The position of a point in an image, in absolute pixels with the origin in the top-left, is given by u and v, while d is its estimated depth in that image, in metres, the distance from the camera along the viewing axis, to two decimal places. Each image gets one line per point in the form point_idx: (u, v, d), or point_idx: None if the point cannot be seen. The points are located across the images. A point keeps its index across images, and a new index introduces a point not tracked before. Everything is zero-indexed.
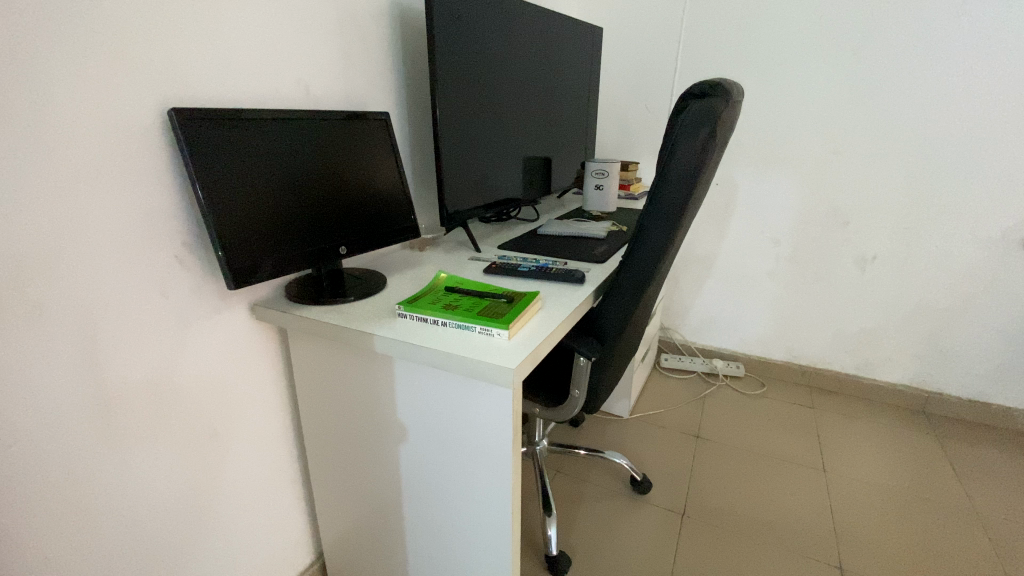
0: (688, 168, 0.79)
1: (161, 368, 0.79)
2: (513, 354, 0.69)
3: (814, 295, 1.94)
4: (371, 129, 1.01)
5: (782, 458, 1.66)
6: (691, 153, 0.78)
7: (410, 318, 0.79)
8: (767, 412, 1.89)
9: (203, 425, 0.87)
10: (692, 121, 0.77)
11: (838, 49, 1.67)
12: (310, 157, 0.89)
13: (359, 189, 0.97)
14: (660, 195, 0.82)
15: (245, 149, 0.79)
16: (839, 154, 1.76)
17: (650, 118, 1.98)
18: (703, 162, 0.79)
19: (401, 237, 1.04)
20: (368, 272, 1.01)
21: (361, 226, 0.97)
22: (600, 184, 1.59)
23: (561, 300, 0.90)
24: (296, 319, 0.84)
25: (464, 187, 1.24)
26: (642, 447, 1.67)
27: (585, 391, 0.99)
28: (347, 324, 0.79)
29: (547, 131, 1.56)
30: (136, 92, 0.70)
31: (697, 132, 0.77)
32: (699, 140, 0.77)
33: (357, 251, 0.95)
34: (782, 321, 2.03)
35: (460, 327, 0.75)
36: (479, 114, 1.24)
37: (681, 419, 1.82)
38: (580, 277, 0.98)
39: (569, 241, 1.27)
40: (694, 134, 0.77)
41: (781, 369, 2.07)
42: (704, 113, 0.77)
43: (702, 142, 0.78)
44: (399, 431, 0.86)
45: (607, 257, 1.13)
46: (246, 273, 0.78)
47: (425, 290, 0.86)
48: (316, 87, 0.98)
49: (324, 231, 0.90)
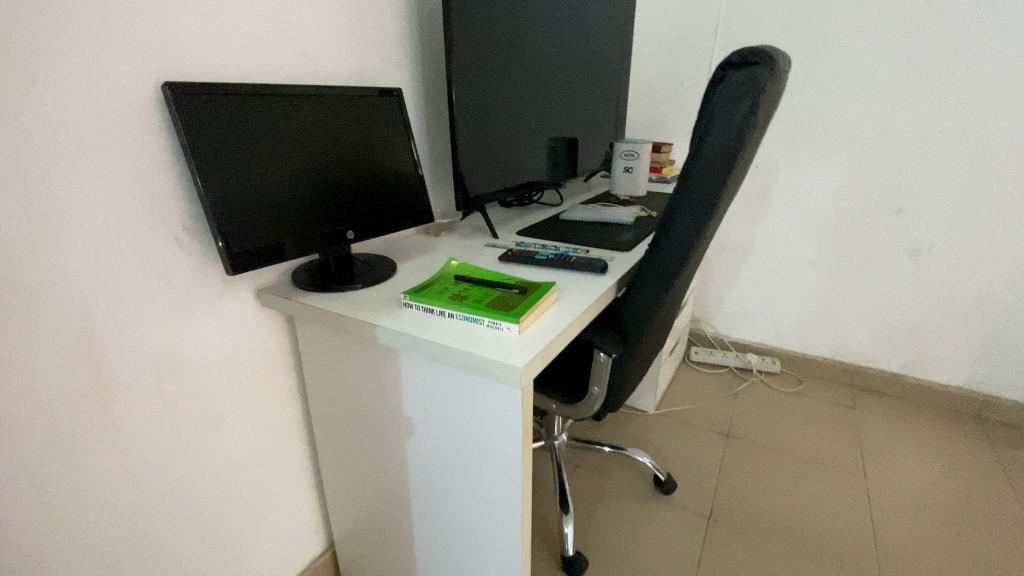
0: (726, 148, 0.71)
1: (161, 355, 0.76)
2: (523, 351, 0.63)
3: (860, 287, 1.81)
4: (383, 107, 0.95)
5: (816, 460, 1.56)
6: (729, 131, 0.70)
7: (416, 308, 0.74)
8: (804, 411, 1.78)
9: (207, 413, 0.85)
10: (732, 95, 0.69)
11: (896, 18, 1.51)
12: (317, 134, 0.84)
13: (371, 170, 0.92)
14: (694, 179, 0.74)
15: (245, 126, 0.75)
16: (893, 133, 1.61)
17: (685, 96, 1.85)
18: (743, 138, 0.71)
19: (414, 222, 0.99)
20: (378, 259, 0.96)
21: (372, 208, 0.92)
22: (629, 166, 1.50)
23: (580, 291, 0.84)
24: (299, 307, 0.80)
25: (483, 169, 1.17)
26: (666, 445, 1.60)
27: (605, 389, 0.92)
28: (349, 312, 0.75)
29: (573, 110, 1.47)
30: (130, 65, 0.67)
31: (737, 107, 0.69)
32: (741, 116, 0.69)
33: (366, 235, 0.91)
34: (822, 314, 1.90)
35: (468, 319, 0.70)
36: (499, 89, 1.16)
37: (710, 416, 1.73)
38: (602, 266, 0.91)
39: (592, 227, 1.19)
40: (735, 109, 0.69)
41: (821, 366, 1.95)
42: (746, 84, 0.68)
43: (744, 116, 0.69)
44: (405, 427, 0.82)
45: (633, 245, 1.06)
46: (249, 256, 0.75)
47: (433, 278, 0.81)
48: (324, 62, 0.93)
49: (333, 213, 0.86)
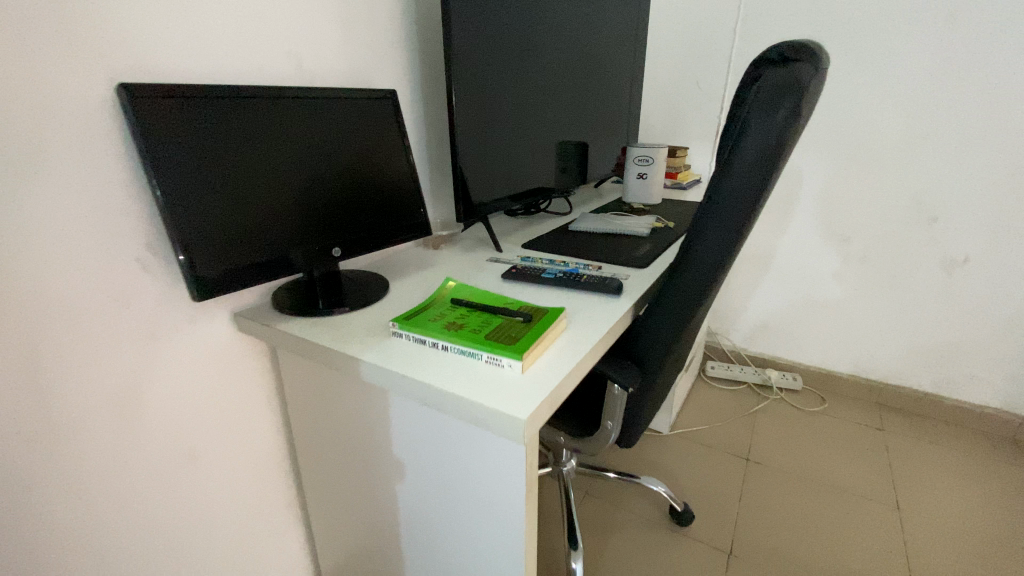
0: (761, 157, 0.61)
1: (123, 389, 0.68)
2: (528, 396, 0.53)
3: (889, 301, 1.69)
4: (375, 110, 0.87)
5: (844, 490, 1.45)
6: (767, 137, 0.60)
7: (406, 338, 0.65)
8: (829, 432, 1.67)
9: (178, 450, 0.77)
10: (770, 95, 0.60)
11: (932, 14, 1.40)
12: (300, 141, 0.76)
13: (361, 180, 0.84)
14: (724, 192, 0.64)
15: (217, 132, 0.67)
16: (926, 137, 1.50)
17: (702, 98, 1.76)
18: (781, 146, 0.61)
19: (409, 235, 0.90)
20: (370, 277, 0.87)
21: (363, 222, 0.84)
22: (644, 172, 1.41)
23: (592, 317, 0.74)
24: (278, 334, 0.72)
25: (485, 177, 1.08)
26: (681, 470, 1.50)
27: (620, 423, 0.83)
28: (331, 343, 0.66)
29: (583, 113, 1.38)
30: (82, 65, 0.58)
31: (775, 109, 0.59)
32: (780, 119, 0.59)
33: (355, 251, 0.82)
34: (848, 329, 1.79)
35: (464, 353, 0.61)
36: (503, 90, 1.07)
37: (728, 437, 1.63)
38: (617, 287, 0.81)
39: (605, 240, 1.10)
40: (774, 112, 0.59)
41: (846, 383, 1.84)
42: (786, 83, 0.59)
43: (782, 120, 0.60)
44: (396, 469, 0.73)
45: (649, 262, 0.96)
46: (219, 279, 0.66)
47: (427, 301, 0.72)
48: (311, 62, 0.84)
49: (317, 228, 0.77)
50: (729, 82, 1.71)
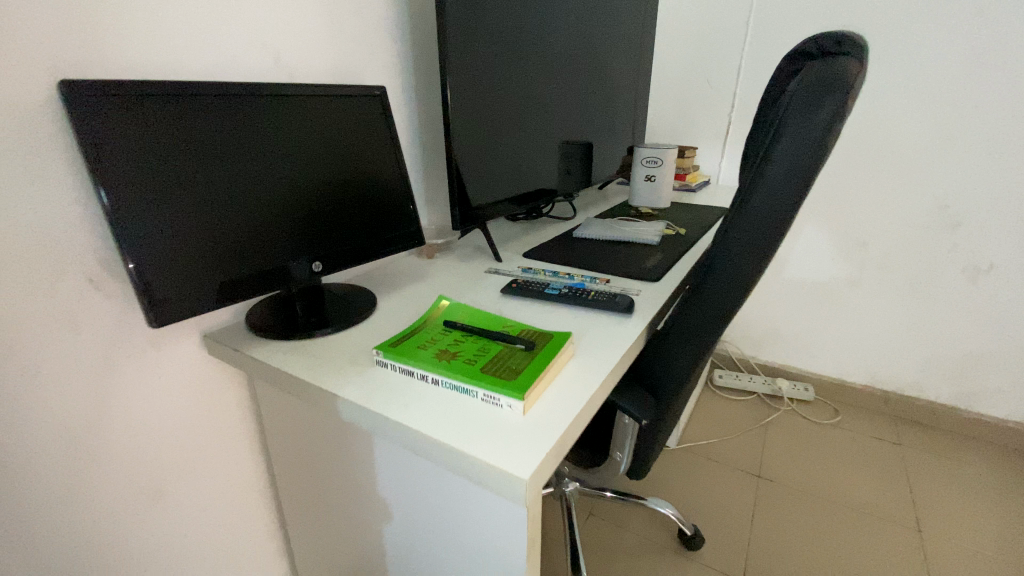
0: (798, 166, 0.54)
1: (75, 424, 0.61)
2: (530, 446, 0.46)
3: (906, 309, 1.62)
4: (363, 108, 0.78)
5: (861, 510, 1.37)
6: (806, 143, 0.53)
7: (392, 368, 0.58)
8: (843, 447, 1.60)
9: (143, 487, 0.69)
10: (809, 97, 0.52)
11: (959, 7, 1.32)
12: (276, 144, 0.68)
13: (346, 186, 0.76)
14: (754, 205, 0.57)
15: (178, 136, 0.59)
16: (950, 138, 1.42)
17: (711, 96, 1.67)
18: (821, 154, 0.53)
19: (400, 246, 0.82)
20: (356, 292, 0.79)
21: (347, 232, 0.76)
22: (652, 174, 1.33)
23: (602, 340, 0.67)
24: (250, 361, 0.64)
25: (484, 180, 1.01)
26: (689, 488, 1.43)
27: (630, 455, 0.76)
28: (308, 373, 0.58)
29: (588, 111, 1.30)
30: (17, 57, 0.51)
31: (816, 112, 0.52)
32: (822, 124, 0.52)
33: (339, 265, 0.75)
34: (862, 338, 1.71)
35: (456, 388, 0.53)
36: (502, 86, 1.00)
37: (738, 452, 1.56)
38: (628, 305, 0.74)
39: (612, 249, 1.02)
40: (814, 116, 0.52)
41: (860, 394, 1.76)
42: (829, 83, 0.51)
43: (824, 124, 0.52)
44: (382, 510, 0.66)
45: (662, 275, 0.88)
46: (179, 302, 0.59)
47: (418, 324, 0.64)
48: (291, 55, 0.76)
49: (295, 240, 0.70)
50: (740, 79, 1.62)
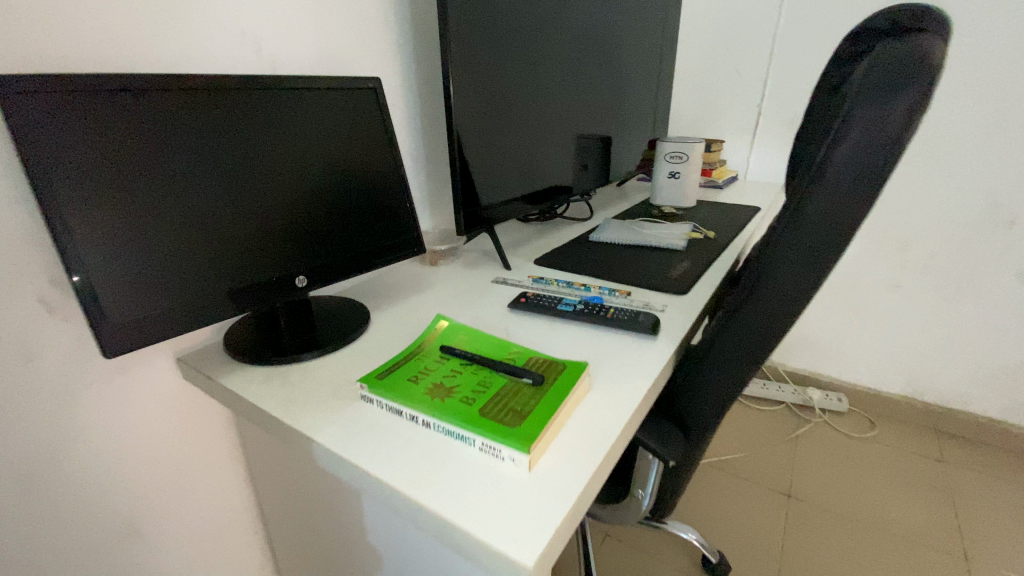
0: (866, 169, 0.44)
1: (31, 463, 0.54)
2: (537, 517, 0.38)
3: (950, 316, 1.49)
4: (354, 101, 0.70)
5: (902, 535, 1.26)
6: (875, 142, 0.43)
7: (379, 405, 0.50)
8: (879, 463, 1.48)
9: (115, 526, 0.63)
10: (886, 85, 0.42)
11: None
12: (252, 145, 0.60)
13: (334, 190, 0.68)
14: (810, 215, 0.47)
15: (136, 138, 0.52)
16: (1006, 128, 1.28)
17: (739, 85, 1.55)
18: (894, 156, 0.44)
19: (396, 255, 0.74)
20: (349, 307, 0.72)
21: (336, 241, 0.68)
22: (676, 171, 1.23)
23: (624, 367, 0.58)
24: (225, 391, 0.57)
25: (492, 180, 0.92)
26: (712, 508, 1.34)
27: (652, 492, 0.68)
28: (284, 410, 0.51)
29: (606, 102, 1.20)
30: None
31: (889, 102, 0.42)
32: (897, 122, 0.42)
33: (328, 279, 0.67)
34: (901, 345, 1.59)
35: (451, 434, 0.45)
36: (511, 74, 0.91)
37: (766, 469, 1.46)
38: (652, 325, 0.65)
39: (632, 255, 0.93)
40: (887, 107, 0.42)
41: (897, 405, 1.64)
42: (907, 67, 0.42)
43: (902, 120, 0.42)
44: (375, 558, 0.59)
45: (689, 286, 0.79)
46: (141, 327, 0.52)
47: (411, 350, 0.57)
48: (274, 44, 0.69)
49: (275, 252, 0.62)
50: (770, 67, 1.50)
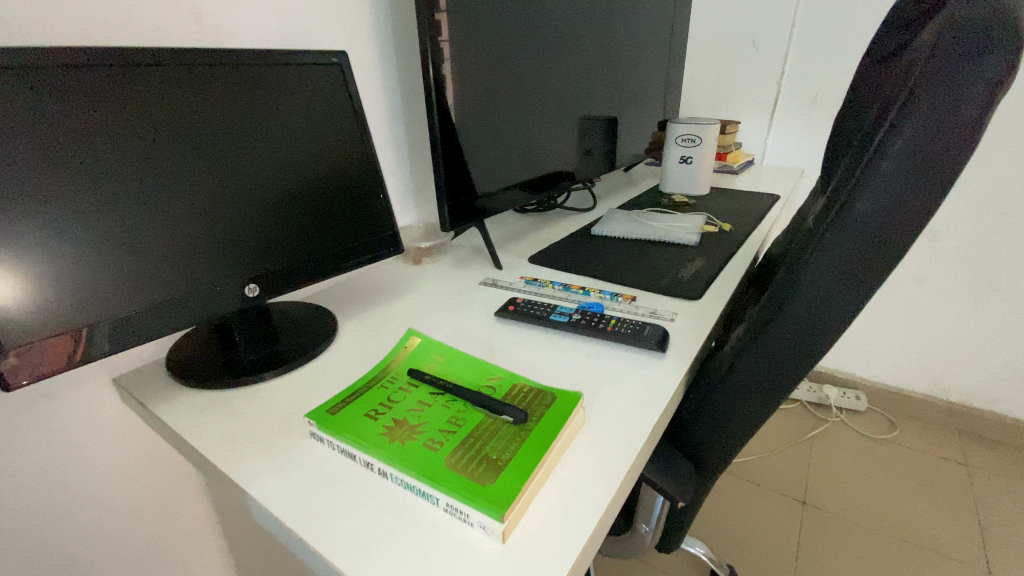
0: (925, 166, 0.34)
1: None
2: None
3: (981, 310, 1.38)
4: (317, 80, 0.61)
5: (922, 545, 1.17)
6: (941, 134, 0.33)
7: (329, 446, 0.42)
8: (900, 465, 1.39)
9: (51, 563, 0.56)
10: (961, 58, 0.32)
11: None
12: (188, 133, 0.51)
13: (290, 184, 0.59)
14: (856, 221, 0.37)
15: (36, 124, 0.43)
16: None
17: (757, 61, 1.42)
18: (963, 152, 0.34)
19: (369, 256, 0.66)
20: (316, 317, 0.64)
21: (296, 242, 0.60)
22: (688, 155, 1.12)
23: (625, 394, 0.49)
24: (161, 421, 0.49)
25: (484, 166, 0.82)
26: (720, 515, 1.27)
27: (658, 525, 0.60)
28: (220, 451, 0.43)
29: (611, 79, 1.09)
30: None
31: (963, 85, 0.32)
32: (972, 109, 0.33)
33: (287, 286, 0.59)
34: (925, 341, 1.48)
35: (408, 487, 0.37)
36: (505, 44, 0.80)
37: (779, 473, 1.38)
38: (660, 341, 0.56)
39: (638, 252, 0.83)
40: (961, 88, 0.33)
41: (920, 404, 1.54)
42: (989, 39, 0.32)
43: (978, 105, 0.33)
44: None
45: (703, 289, 0.70)
46: (61, 344, 0.44)
47: (375, 377, 0.49)
48: (217, 13, 0.60)
49: (221, 256, 0.54)
50: (792, 39, 1.37)
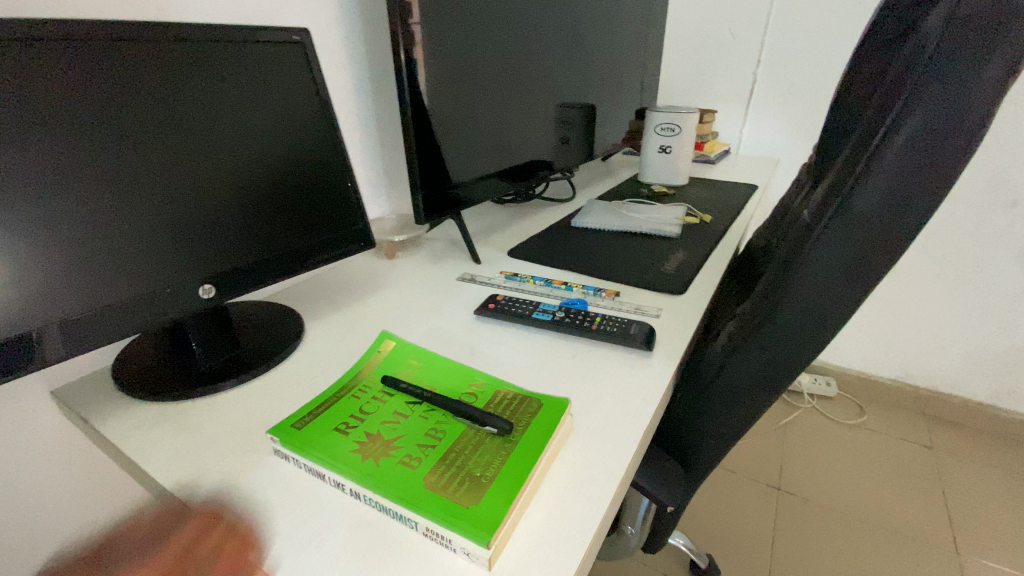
0: (934, 159, 0.32)
1: None
2: None
3: (948, 299, 1.41)
4: (276, 59, 0.55)
5: (892, 528, 1.20)
6: (950, 124, 0.31)
7: (296, 464, 0.38)
8: (871, 451, 1.43)
9: None
10: (976, 41, 0.30)
11: None
12: (126, 118, 0.46)
13: (248, 175, 0.54)
14: (859, 215, 0.35)
15: None
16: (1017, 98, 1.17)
17: (734, 50, 1.41)
18: (972, 143, 0.32)
19: (338, 251, 0.62)
20: (281, 317, 0.60)
21: (257, 237, 0.55)
22: (667, 145, 1.10)
23: (613, 398, 0.46)
24: (107, 439, 0.44)
25: (460, 155, 0.78)
26: (700, 504, 1.28)
27: (644, 526, 0.59)
28: (173, 473, 0.39)
29: (589, 65, 1.06)
30: None
31: (978, 71, 0.30)
32: (985, 97, 0.31)
33: (248, 286, 0.54)
34: (894, 329, 1.52)
35: (386, 512, 0.34)
36: (479, 25, 0.75)
37: (755, 461, 1.40)
38: (647, 338, 0.54)
39: (619, 244, 0.81)
40: (976, 74, 0.30)
41: (888, 390, 1.59)
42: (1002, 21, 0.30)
43: (991, 94, 0.30)
44: None
45: (687, 283, 0.68)
46: (15, 345, 0.41)
47: (346, 386, 0.45)
48: None
49: (172, 254, 0.49)
50: (768, 27, 1.36)
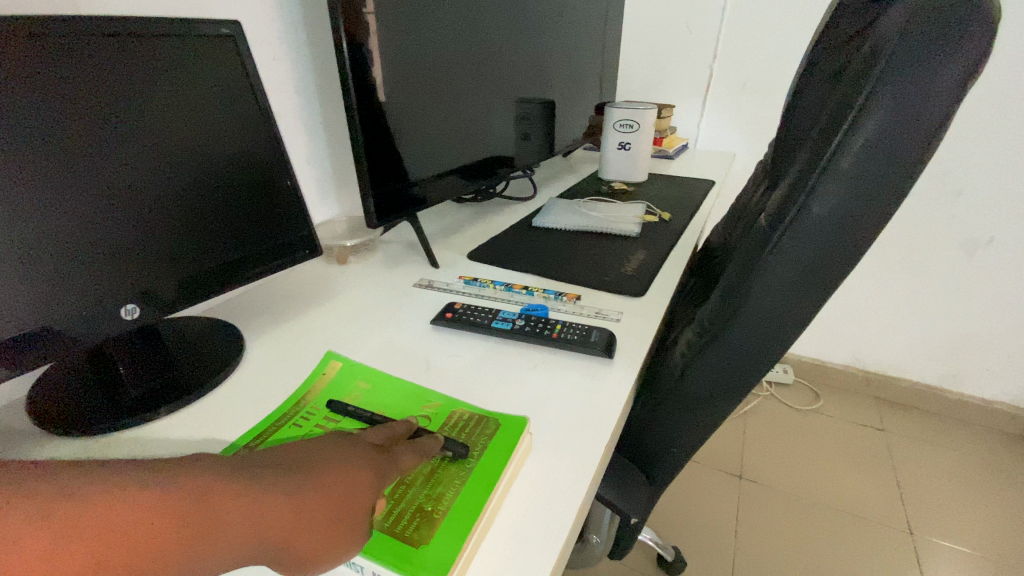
0: (886, 167, 0.32)
1: None
2: None
3: (896, 287, 1.47)
4: (204, 55, 0.50)
5: (845, 510, 1.26)
6: (901, 133, 0.31)
7: None
8: (827, 435, 1.48)
9: None
10: (924, 51, 0.29)
11: None
12: (32, 128, 0.40)
13: (180, 183, 0.50)
14: (814, 223, 0.34)
15: None
16: None
17: (692, 43, 1.41)
18: (925, 151, 0.32)
19: (281, 262, 0.58)
20: (219, 334, 0.55)
21: (190, 249, 0.51)
22: (627, 141, 1.09)
23: (576, 411, 0.45)
24: None
25: (414, 155, 0.75)
26: (667, 498, 1.29)
27: (610, 535, 0.59)
28: None
29: (547, 59, 1.03)
30: None
31: (931, 80, 0.30)
32: (938, 108, 0.30)
33: (181, 304, 0.50)
34: (846, 316, 1.57)
35: None
36: (430, 19, 0.71)
37: (719, 451, 1.43)
38: (607, 345, 0.52)
39: (580, 245, 0.80)
40: (928, 82, 0.30)
41: (841, 375, 1.65)
42: (952, 29, 0.29)
43: (943, 103, 0.30)
44: None
45: (649, 286, 0.67)
46: None
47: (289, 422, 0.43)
48: None
49: (91, 272, 0.44)
50: (724, 22, 1.37)
